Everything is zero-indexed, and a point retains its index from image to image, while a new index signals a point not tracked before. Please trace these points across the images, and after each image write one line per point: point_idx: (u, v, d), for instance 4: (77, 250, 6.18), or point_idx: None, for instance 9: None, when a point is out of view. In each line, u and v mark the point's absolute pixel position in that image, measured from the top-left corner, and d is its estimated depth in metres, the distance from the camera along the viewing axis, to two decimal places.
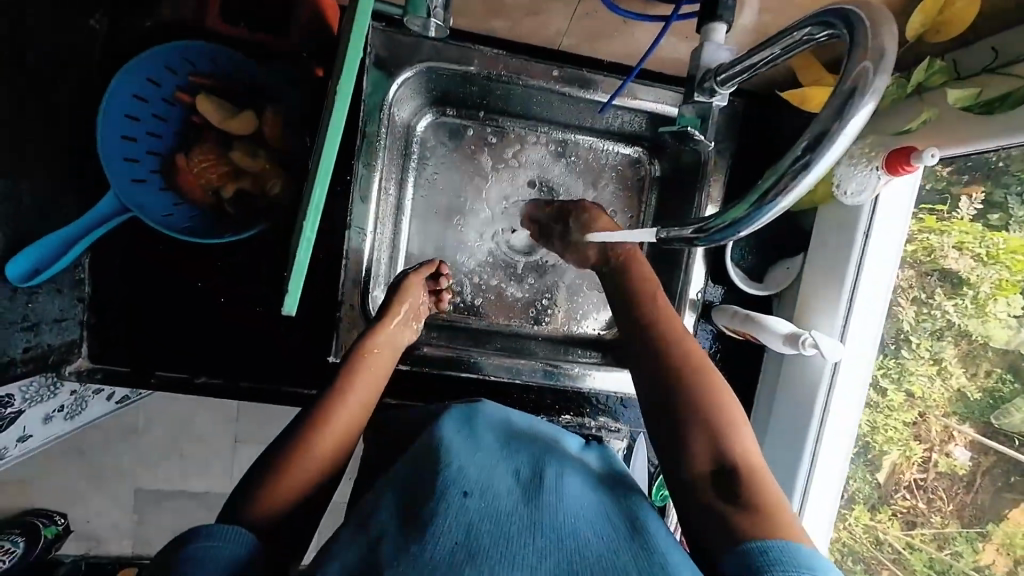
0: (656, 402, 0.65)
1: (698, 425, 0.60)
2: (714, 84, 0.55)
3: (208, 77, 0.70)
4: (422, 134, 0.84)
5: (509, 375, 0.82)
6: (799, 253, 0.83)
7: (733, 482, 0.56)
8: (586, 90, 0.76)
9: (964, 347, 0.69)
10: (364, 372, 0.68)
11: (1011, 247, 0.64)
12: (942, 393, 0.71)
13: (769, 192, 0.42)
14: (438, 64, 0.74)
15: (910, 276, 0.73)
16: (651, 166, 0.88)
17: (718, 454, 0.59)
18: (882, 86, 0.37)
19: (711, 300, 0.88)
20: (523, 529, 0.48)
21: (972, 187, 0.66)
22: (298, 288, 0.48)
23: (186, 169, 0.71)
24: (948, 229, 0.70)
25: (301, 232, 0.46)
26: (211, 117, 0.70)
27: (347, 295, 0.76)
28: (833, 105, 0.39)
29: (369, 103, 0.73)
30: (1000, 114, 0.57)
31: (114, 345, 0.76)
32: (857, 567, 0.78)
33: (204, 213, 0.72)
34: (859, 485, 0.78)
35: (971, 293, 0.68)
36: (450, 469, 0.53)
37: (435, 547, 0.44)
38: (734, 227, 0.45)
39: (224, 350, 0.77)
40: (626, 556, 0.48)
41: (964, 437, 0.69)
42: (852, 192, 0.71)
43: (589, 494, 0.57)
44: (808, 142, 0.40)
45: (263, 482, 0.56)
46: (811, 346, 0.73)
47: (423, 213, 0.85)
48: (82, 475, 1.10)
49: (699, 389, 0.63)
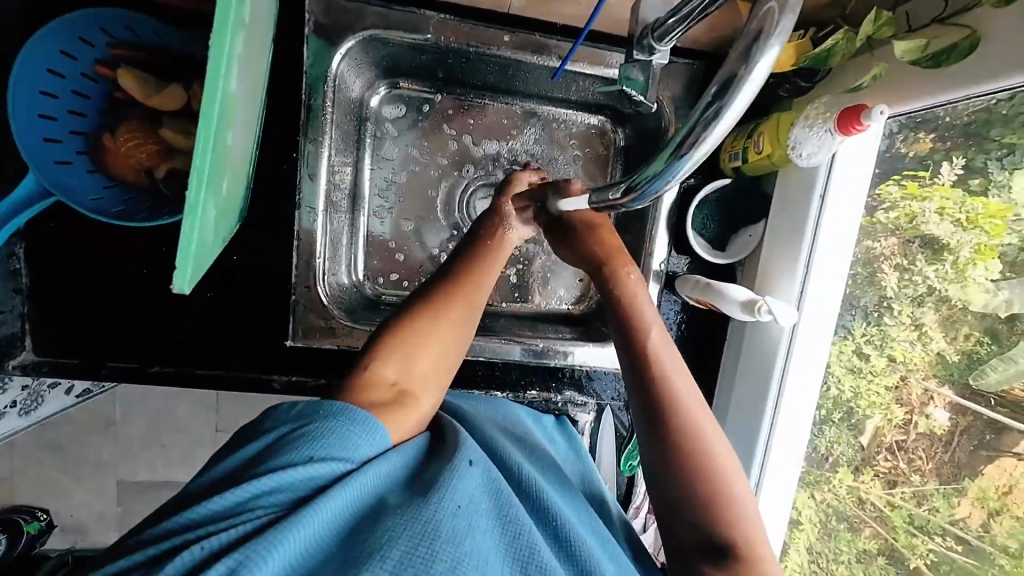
0: (646, 454, 0.58)
1: (687, 484, 0.56)
2: (652, 41, 0.54)
3: (130, 49, 0.67)
4: (376, 109, 0.81)
5: (472, 352, 0.81)
6: (761, 220, 0.82)
7: (724, 549, 0.53)
8: (539, 55, 0.73)
9: (944, 312, 0.69)
10: (472, 299, 0.65)
11: (989, 212, 0.64)
12: (923, 356, 0.71)
13: (680, 146, 0.43)
14: (382, 31, 0.70)
15: (892, 245, 0.74)
16: (615, 135, 0.86)
17: (705, 521, 0.55)
18: (788, 25, 0.37)
19: (675, 271, 0.86)
20: (519, 514, 0.54)
21: (953, 154, 0.67)
22: (186, 267, 0.47)
23: (114, 148, 0.68)
24: (930, 195, 0.69)
25: (189, 198, 0.45)
26: (133, 92, 0.67)
27: (302, 277, 0.75)
28: (740, 46, 0.39)
29: (312, 74, 0.70)
30: (950, 64, 0.57)
31: (56, 337, 0.74)
32: (841, 526, 0.80)
33: (139, 195, 0.70)
34: (843, 448, 0.79)
35: (951, 258, 0.68)
36: (458, 442, 0.58)
37: (436, 511, 0.48)
38: (653, 182, 0.46)
39: (179, 339, 0.76)
40: (605, 567, 0.53)
41: (942, 398, 0.70)
42: (807, 154, 0.69)
43: (558, 487, 0.64)
44: (715, 90, 0.40)
45: (395, 333, 0.61)
46: (767, 313, 0.74)
47: (384, 190, 0.82)
48: (55, 471, 1.09)
49: (689, 441, 0.56)
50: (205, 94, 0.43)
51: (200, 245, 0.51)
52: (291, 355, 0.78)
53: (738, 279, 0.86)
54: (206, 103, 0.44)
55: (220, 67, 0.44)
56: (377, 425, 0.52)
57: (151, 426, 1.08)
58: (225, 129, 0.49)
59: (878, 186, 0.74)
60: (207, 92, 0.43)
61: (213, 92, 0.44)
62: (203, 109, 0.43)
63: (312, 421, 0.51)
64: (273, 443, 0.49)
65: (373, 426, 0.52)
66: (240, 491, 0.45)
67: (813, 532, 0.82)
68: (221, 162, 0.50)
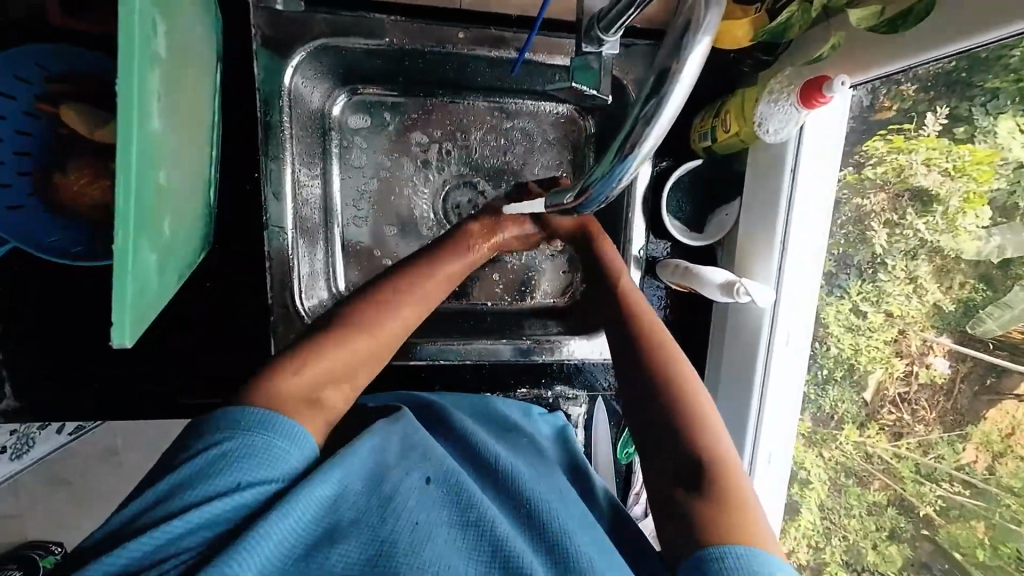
0: (642, 395, 0.64)
1: (671, 423, 0.60)
2: (599, 32, 0.53)
3: (69, 82, 0.66)
4: (338, 118, 0.79)
5: (456, 356, 0.82)
6: (736, 198, 0.81)
7: (698, 484, 0.56)
8: (498, 48, 0.72)
9: (937, 263, 0.69)
10: (412, 301, 0.68)
11: (976, 159, 0.63)
12: (920, 309, 0.71)
13: (622, 148, 0.44)
14: (334, 40, 0.69)
15: (883, 201, 0.73)
16: (585, 123, 0.84)
17: (684, 454, 0.58)
18: (714, 21, 0.40)
19: (655, 256, 0.86)
20: (484, 514, 0.54)
21: (936, 104, 0.66)
22: (125, 317, 0.43)
23: (66, 185, 0.67)
24: (916, 147, 0.69)
25: (120, 252, 0.42)
26: (78, 128, 0.66)
27: (277, 297, 0.74)
28: (671, 42, 0.41)
29: (265, 90, 0.68)
30: (906, 30, 0.57)
31: (35, 381, 0.73)
32: (850, 481, 0.80)
33: (96, 230, 0.69)
34: (847, 406, 0.80)
35: (941, 209, 0.68)
36: (415, 459, 0.58)
37: (394, 530, 0.49)
38: (607, 182, 0.47)
39: (158, 371, 0.75)
40: (576, 540, 0.54)
41: (941, 347, 0.69)
42: (773, 130, 0.69)
43: (531, 474, 0.64)
44: (653, 81, 0.42)
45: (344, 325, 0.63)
46: (745, 294, 0.74)
47: (355, 200, 0.81)
48: (50, 514, 1.06)
49: (681, 385, 0.63)
50: (119, 143, 0.41)
51: (142, 288, 0.47)
52: None
53: (719, 261, 0.85)
54: (123, 147, 0.41)
55: (134, 102, 0.41)
56: (303, 434, 0.54)
57: (157, 450, 1.07)
58: (156, 165, 0.47)
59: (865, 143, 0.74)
60: (121, 140, 0.41)
61: (130, 139, 0.41)
62: (121, 153, 0.41)
63: (233, 438, 0.50)
64: (191, 473, 0.48)
65: (298, 434, 0.53)
66: (158, 533, 0.44)
67: (824, 490, 0.82)
68: (157, 201, 0.48)
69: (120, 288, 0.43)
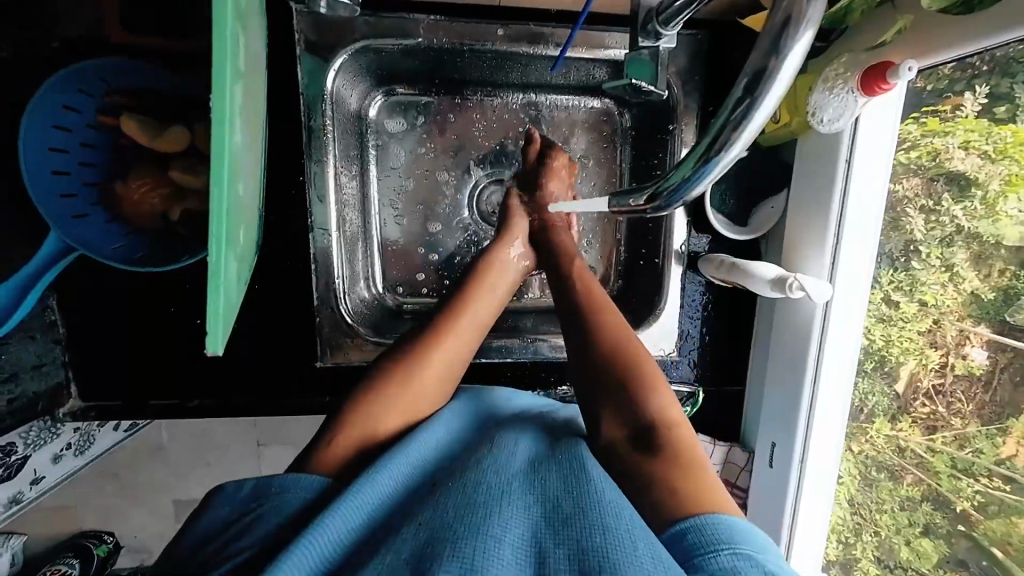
0: (591, 367, 0.65)
1: (618, 388, 0.62)
2: (658, 25, 0.53)
3: (131, 94, 0.69)
4: (376, 119, 0.80)
5: (499, 355, 0.83)
6: (782, 191, 0.81)
7: (648, 444, 0.57)
8: (536, 45, 0.71)
9: (974, 249, 0.66)
10: (472, 313, 0.71)
11: (1019, 140, 0.60)
12: (956, 298, 0.68)
13: (712, 149, 0.43)
14: (372, 42, 0.69)
15: (916, 185, 0.71)
16: (620, 117, 0.84)
17: (631, 417, 0.59)
18: (817, 14, 0.39)
19: (698, 251, 0.86)
20: (493, 499, 0.48)
21: (976, 82, 0.62)
22: (218, 328, 0.43)
23: (125, 195, 0.70)
24: (953, 129, 0.66)
25: (214, 268, 0.43)
26: (138, 138, 0.69)
27: (324, 299, 0.76)
28: (770, 38, 0.40)
29: (308, 94, 0.69)
30: (979, 11, 0.55)
31: (98, 380, 0.77)
32: (881, 475, 0.78)
33: (153, 239, 0.72)
34: (878, 398, 0.77)
35: (980, 193, 0.65)
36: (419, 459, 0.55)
37: (405, 535, 0.44)
38: (687, 184, 0.46)
39: (209, 372, 0.78)
40: (592, 515, 0.47)
41: (980, 337, 0.66)
42: (829, 119, 0.67)
43: (543, 457, 0.58)
44: (749, 81, 0.41)
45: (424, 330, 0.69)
46: (799, 290, 0.72)
47: (393, 200, 0.82)
48: (96, 514, 1.08)
49: (627, 356, 0.64)
50: (216, 149, 0.41)
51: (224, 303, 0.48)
52: (319, 376, 0.80)
53: (763, 256, 0.86)
54: (217, 152, 0.41)
55: (225, 111, 0.42)
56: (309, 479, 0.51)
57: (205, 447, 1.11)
58: (234, 174, 0.47)
59: (898, 126, 0.70)
60: (216, 148, 0.41)
61: (223, 147, 0.42)
62: (214, 161, 0.41)
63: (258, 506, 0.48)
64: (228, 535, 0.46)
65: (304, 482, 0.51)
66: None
67: (854, 485, 0.80)
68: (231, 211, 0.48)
69: (211, 298, 0.43)
